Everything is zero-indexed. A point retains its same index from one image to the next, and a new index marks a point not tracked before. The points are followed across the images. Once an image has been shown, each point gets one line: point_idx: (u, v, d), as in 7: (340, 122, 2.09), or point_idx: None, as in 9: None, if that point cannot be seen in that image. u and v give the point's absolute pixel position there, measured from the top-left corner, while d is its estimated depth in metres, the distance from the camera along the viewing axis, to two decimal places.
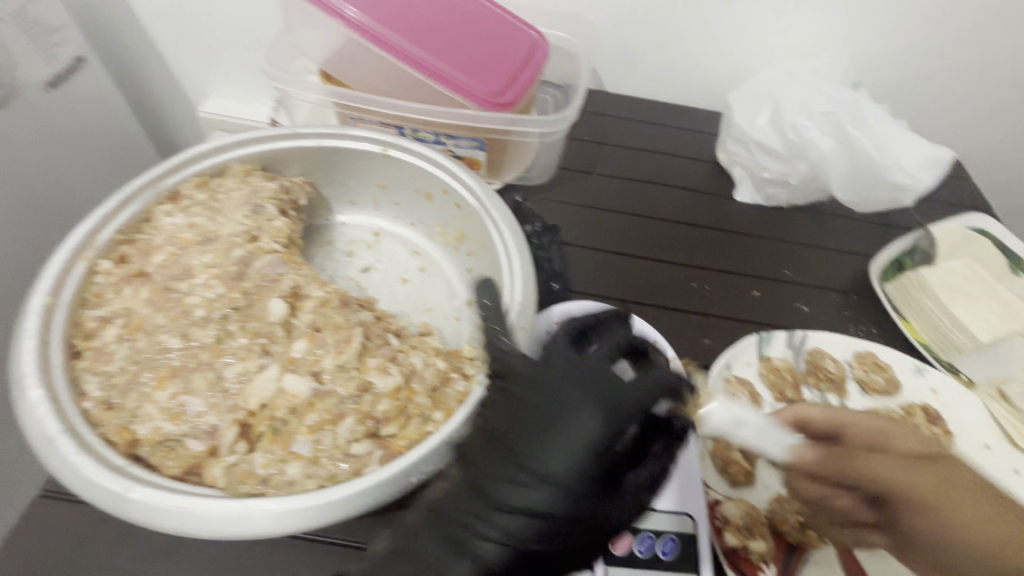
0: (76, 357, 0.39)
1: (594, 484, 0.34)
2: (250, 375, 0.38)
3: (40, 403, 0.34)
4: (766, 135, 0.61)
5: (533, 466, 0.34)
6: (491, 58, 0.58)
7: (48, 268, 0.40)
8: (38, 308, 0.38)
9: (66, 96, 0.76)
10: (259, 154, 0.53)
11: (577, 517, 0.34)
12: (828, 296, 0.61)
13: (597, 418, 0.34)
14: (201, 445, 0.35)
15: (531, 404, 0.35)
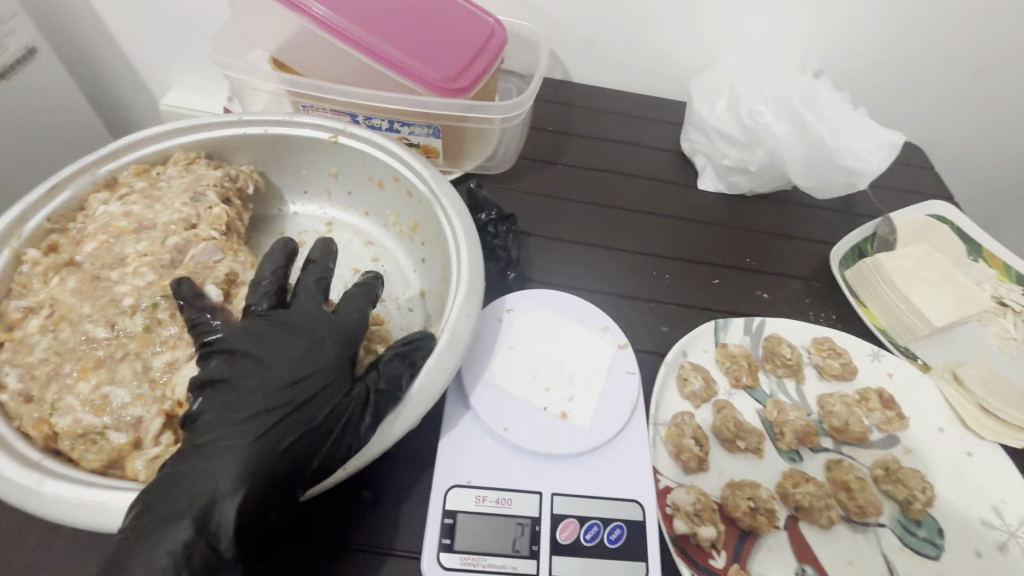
0: None
1: (323, 382, 0.36)
2: (178, 365, 0.38)
3: None
4: (723, 121, 0.62)
5: (263, 372, 0.35)
6: (443, 44, 0.57)
7: None
8: None
9: (19, 87, 0.74)
10: (203, 142, 0.51)
11: (305, 418, 0.34)
12: (789, 283, 0.61)
13: (328, 322, 0.38)
14: (123, 437, 0.35)
15: (274, 322, 0.37)
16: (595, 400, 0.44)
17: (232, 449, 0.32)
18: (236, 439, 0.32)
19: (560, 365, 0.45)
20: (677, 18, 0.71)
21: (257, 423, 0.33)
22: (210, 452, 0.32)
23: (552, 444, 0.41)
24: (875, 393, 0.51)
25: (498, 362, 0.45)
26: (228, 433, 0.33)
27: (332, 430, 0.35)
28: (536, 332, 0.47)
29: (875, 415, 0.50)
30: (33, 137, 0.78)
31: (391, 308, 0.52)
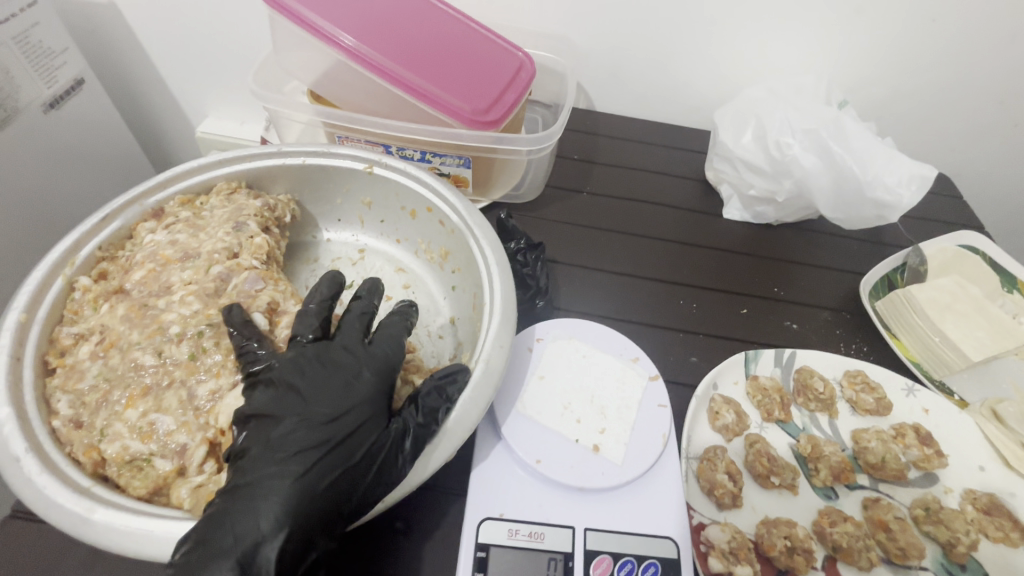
0: (49, 373, 0.39)
1: (361, 423, 0.36)
2: (221, 393, 0.38)
3: (8, 421, 0.34)
4: (750, 153, 0.62)
5: (302, 415, 0.35)
6: (474, 77, 0.59)
7: (25, 285, 0.40)
8: (12, 325, 0.38)
9: (66, 116, 0.78)
10: (244, 172, 0.53)
11: (344, 460, 0.35)
12: (817, 313, 0.60)
13: (365, 364, 0.39)
14: (169, 464, 0.35)
15: (312, 363, 0.38)
16: (627, 433, 0.43)
17: (278, 486, 0.33)
18: (282, 475, 0.33)
19: (592, 397, 0.45)
20: (700, 50, 0.72)
21: (300, 461, 0.34)
22: (257, 487, 0.33)
23: (584, 477, 0.41)
24: (908, 428, 0.50)
25: (529, 394, 0.45)
26: (274, 470, 0.33)
27: (371, 469, 0.35)
28: (566, 362, 0.47)
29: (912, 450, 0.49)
30: (77, 163, 0.81)
31: (422, 335, 0.53)
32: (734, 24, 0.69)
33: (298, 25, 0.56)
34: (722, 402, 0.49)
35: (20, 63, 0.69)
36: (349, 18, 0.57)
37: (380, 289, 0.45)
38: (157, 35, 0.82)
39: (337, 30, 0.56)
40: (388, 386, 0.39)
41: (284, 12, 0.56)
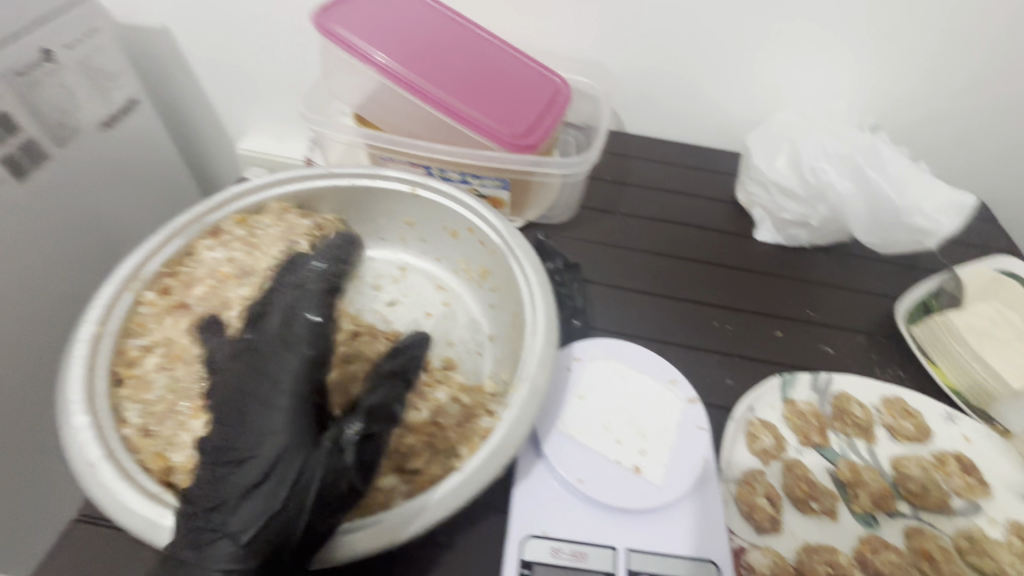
0: (118, 384, 0.41)
1: (292, 444, 0.36)
2: None
3: (84, 429, 0.36)
4: (784, 177, 0.63)
5: (237, 446, 0.36)
6: (512, 101, 0.61)
7: (98, 298, 0.42)
8: (87, 337, 0.40)
9: (120, 134, 0.82)
10: (294, 194, 0.55)
11: (282, 486, 0.34)
12: (852, 338, 0.60)
13: (291, 377, 0.39)
14: None
15: (240, 389, 0.39)
16: (666, 455, 0.44)
17: (218, 535, 0.33)
18: (222, 526, 0.34)
19: (630, 418, 0.46)
20: (729, 75, 0.74)
21: (243, 495, 0.35)
22: (196, 541, 0.33)
23: (624, 497, 0.42)
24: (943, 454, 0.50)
25: (570, 413, 0.46)
26: (212, 520, 0.34)
27: (308, 487, 0.34)
28: (605, 382, 0.48)
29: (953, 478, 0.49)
30: (127, 179, 0.85)
31: (462, 352, 0.54)
32: (763, 49, 0.71)
33: (342, 49, 0.59)
34: (760, 427, 0.50)
35: (81, 84, 0.74)
36: (393, 45, 0.59)
37: (303, 292, 0.45)
38: (206, 57, 0.87)
39: (370, 47, 0.58)
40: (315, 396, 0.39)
41: (332, 40, 0.58)
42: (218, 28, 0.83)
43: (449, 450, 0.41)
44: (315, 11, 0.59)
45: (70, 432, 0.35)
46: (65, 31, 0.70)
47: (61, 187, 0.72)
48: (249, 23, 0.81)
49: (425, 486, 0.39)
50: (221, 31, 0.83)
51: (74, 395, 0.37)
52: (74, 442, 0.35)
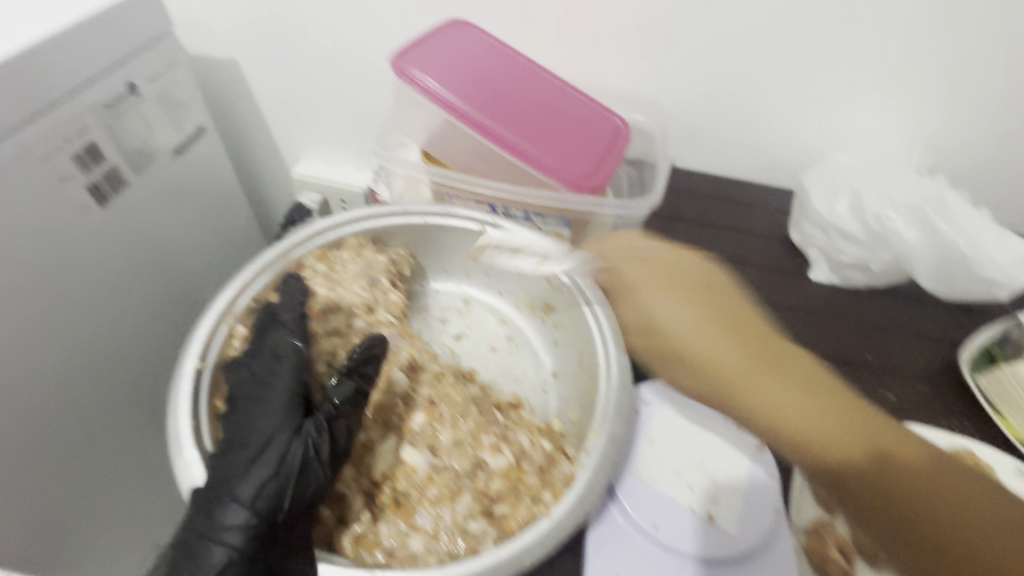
0: (217, 418, 0.46)
1: (282, 429, 0.42)
2: (371, 446, 0.46)
3: (195, 463, 0.41)
4: (847, 223, 0.65)
5: (239, 431, 0.42)
6: (577, 142, 0.63)
7: (198, 334, 0.47)
8: (192, 372, 0.45)
9: (188, 160, 0.85)
10: (370, 231, 0.58)
11: (275, 460, 0.40)
12: (915, 386, 0.60)
13: (285, 376, 0.45)
14: (332, 512, 0.43)
15: (240, 385, 0.44)
16: (740, 503, 0.44)
17: (219, 508, 0.38)
18: (220, 499, 0.39)
19: (701, 463, 0.47)
20: (783, 115, 0.75)
21: (241, 466, 0.40)
22: (200, 515, 0.38)
23: (703, 544, 0.42)
24: (875, 413, 0.42)
25: (643, 458, 0.47)
26: (218, 492, 0.39)
27: (299, 462, 0.40)
28: (676, 428, 0.49)
29: (853, 440, 0.40)
30: (192, 204, 0.88)
31: (527, 389, 0.56)
32: (818, 92, 0.72)
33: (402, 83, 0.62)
34: None
35: (158, 115, 0.78)
36: (460, 84, 0.62)
37: (292, 309, 0.49)
38: (271, 87, 0.91)
39: (422, 74, 0.61)
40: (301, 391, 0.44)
41: (408, 81, 0.61)
42: (284, 61, 0.87)
43: (534, 495, 0.43)
44: (393, 54, 0.62)
45: (182, 463, 0.41)
46: (149, 65, 0.74)
47: (136, 212, 0.76)
48: (315, 57, 0.85)
49: (511, 531, 0.41)
50: (286, 64, 0.87)
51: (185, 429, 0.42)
52: (185, 473, 0.41)
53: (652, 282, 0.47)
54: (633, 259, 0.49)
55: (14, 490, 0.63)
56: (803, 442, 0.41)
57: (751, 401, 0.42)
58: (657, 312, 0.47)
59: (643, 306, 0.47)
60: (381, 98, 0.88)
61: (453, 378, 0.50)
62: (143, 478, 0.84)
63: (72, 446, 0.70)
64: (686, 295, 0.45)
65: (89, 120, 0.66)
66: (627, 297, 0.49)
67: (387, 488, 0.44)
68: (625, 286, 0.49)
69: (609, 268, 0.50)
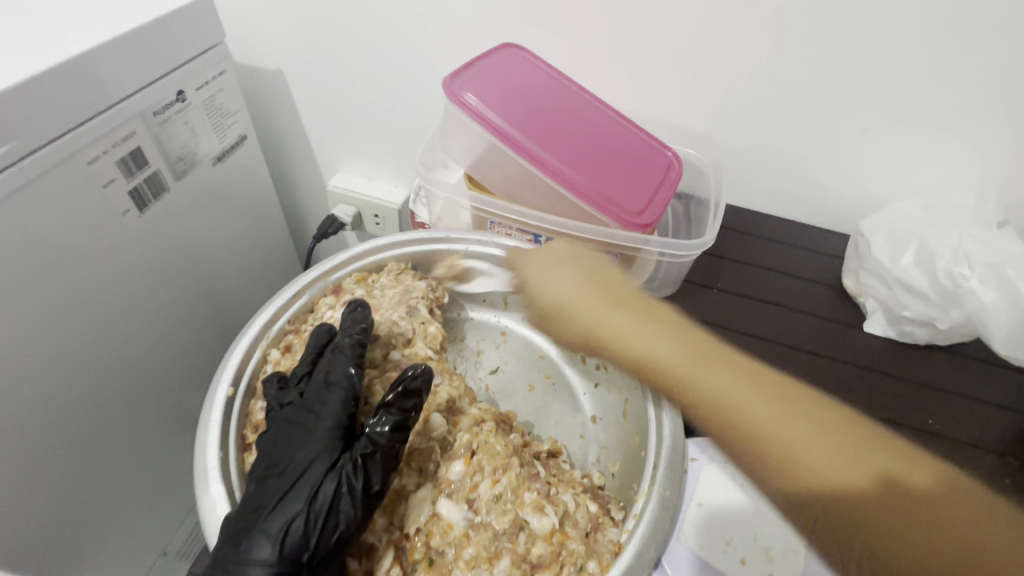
0: (245, 449, 0.44)
1: (320, 461, 0.40)
2: (406, 495, 0.44)
3: (220, 500, 0.39)
4: (911, 276, 0.61)
5: (278, 460, 0.40)
6: (627, 175, 0.60)
7: (233, 357, 0.46)
8: (222, 399, 0.44)
9: (228, 168, 0.85)
10: (411, 255, 0.59)
11: (306, 492, 0.38)
12: (983, 457, 0.55)
13: (331, 405, 0.42)
14: (359, 564, 0.41)
15: (287, 410, 0.43)
16: None
17: (247, 539, 0.37)
18: (249, 530, 0.37)
19: (752, 533, 0.45)
20: (841, 156, 0.72)
21: (273, 496, 0.38)
22: (227, 546, 0.37)
23: None
24: (807, 404, 0.49)
25: (688, 523, 0.46)
26: (250, 521, 0.37)
27: (327, 498, 0.38)
28: (723, 489, 0.47)
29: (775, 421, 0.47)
30: (227, 210, 0.87)
31: (564, 432, 0.56)
32: (882, 134, 0.68)
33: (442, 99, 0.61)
34: None
35: (203, 123, 0.77)
36: (502, 103, 0.60)
37: (351, 330, 0.48)
38: (314, 99, 0.91)
39: (460, 88, 0.59)
40: (346, 421, 0.42)
41: (457, 104, 0.59)
42: (329, 74, 0.87)
43: (579, 564, 0.41)
44: (444, 75, 0.60)
45: (208, 501, 0.39)
46: (198, 74, 0.74)
47: (173, 217, 0.75)
48: (359, 72, 0.85)
49: None
50: (330, 76, 0.87)
51: (211, 461, 0.40)
52: (211, 513, 0.39)
53: (560, 286, 0.56)
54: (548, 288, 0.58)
55: (31, 492, 0.62)
56: (807, 466, 0.45)
57: (710, 395, 0.50)
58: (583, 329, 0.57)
59: (578, 321, 0.57)
60: (423, 116, 0.88)
61: (493, 424, 0.48)
62: (157, 483, 0.82)
63: (89, 450, 0.69)
64: (616, 306, 0.55)
65: (136, 125, 0.66)
66: (562, 313, 0.58)
67: (419, 542, 0.43)
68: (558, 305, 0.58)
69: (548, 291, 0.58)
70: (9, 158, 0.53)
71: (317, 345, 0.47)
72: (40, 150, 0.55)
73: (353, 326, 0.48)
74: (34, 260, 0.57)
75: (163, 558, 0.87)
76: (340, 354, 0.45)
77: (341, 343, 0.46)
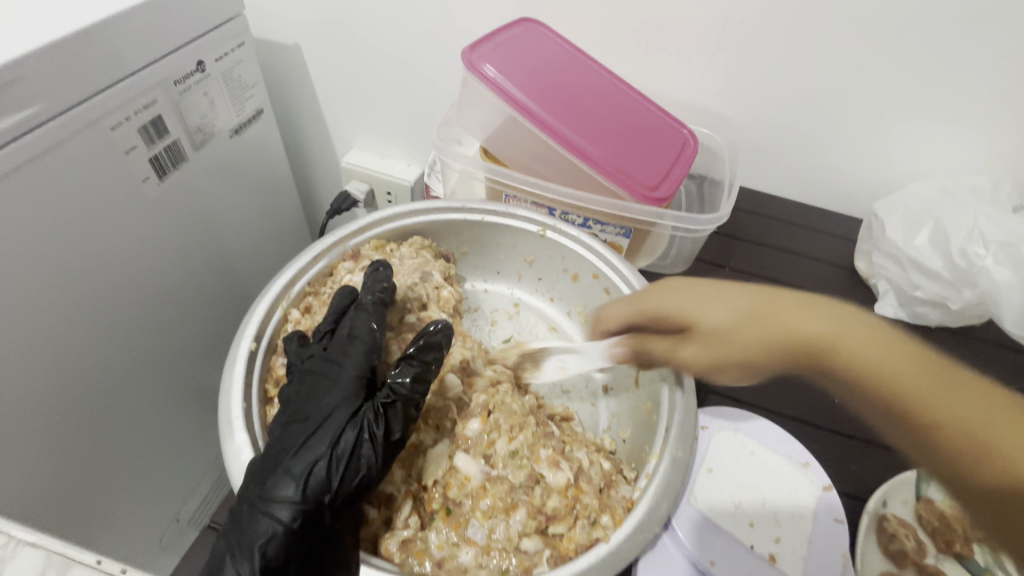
0: (267, 403, 0.45)
1: (343, 408, 0.41)
2: (425, 449, 0.46)
3: (244, 449, 0.40)
4: (925, 255, 0.62)
5: (302, 408, 0.41)
6: (644, 150, 0.61)
7: (255, 314, 0.47)
8: (245, 353, 0.45)
9: (244, 141, 0.86)
10: (428, 224, 0.59)
11: (329, 437, 0.39)
12: None
13: (355, 358, 0.43)
14: (377, 512, 0.43)
15: (310, 362, 0.44)
16: (803, 546, 0.43)
17: (271, 478, 0.38)
18: (274, 469, 0.38)
19: (761, 497, 0.46)
20: (858, 139, 0.71)
21: (298, 440, 0.40)
22: (253, 484, 0.38)
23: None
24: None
25: (699, 487, 0.46)
26: (274, 464, 0.38)
27: (350, 442, 0.39)
28: (732, 455, 0.48)
29: None
30: (242, 184, 0.88)
31: (576, 401, 0.57)
32: (901, 116, 0.68)
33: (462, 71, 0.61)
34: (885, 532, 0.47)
35: (221, 94, 0.78)
36: (522, 76, 0.60)
37: (372, 288, 0.49)
38: (330, 75, 0.91)
39: (481, 61, 0.59)
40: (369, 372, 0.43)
41: (477, 75, 0.59)
42: (344, 49, 0.86)
43: (592, 518, 0.41)
44: (464, 47, 0.60)
45: (233, 448, 0.40)
46: (217, 45, 0.75)
47: (190, 188, 0.76)
48: (374, 47, 0.85)
49: (567, 553, 0.40)
50: (347, 52, 0.87)
51: (236, 411, 0.42)
52: (236, 459, 0.40)
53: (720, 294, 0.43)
54: (672, 306, 0.44)
55: (52, 450, 0.64)
56: None
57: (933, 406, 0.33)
58: (733, 347, 0.41)
59: (725, 334, 0.41)
60: (436, 91, 0.88)
61: (508, 386, 0.50)
62: (170, 450, 0.84)
63: (107, 413, 0.70)
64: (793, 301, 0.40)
65: (156, 94, 0.67)
66: (700, 323, 0.43)
67: (436, 493, 0.44)
68: (696, 317, 0.43)
69: (678, 307, 0.44)
70: (34, 120, 0.54)
71: (339, 303, 0.48)
72: (66, 114, 0.56)
73: (373, 285, 0.49)
74: (60, 222, 0.59)
75: (175, 524, 0.89)
76: (365, 311, 0.46)
77: (364, 302, 0.48)
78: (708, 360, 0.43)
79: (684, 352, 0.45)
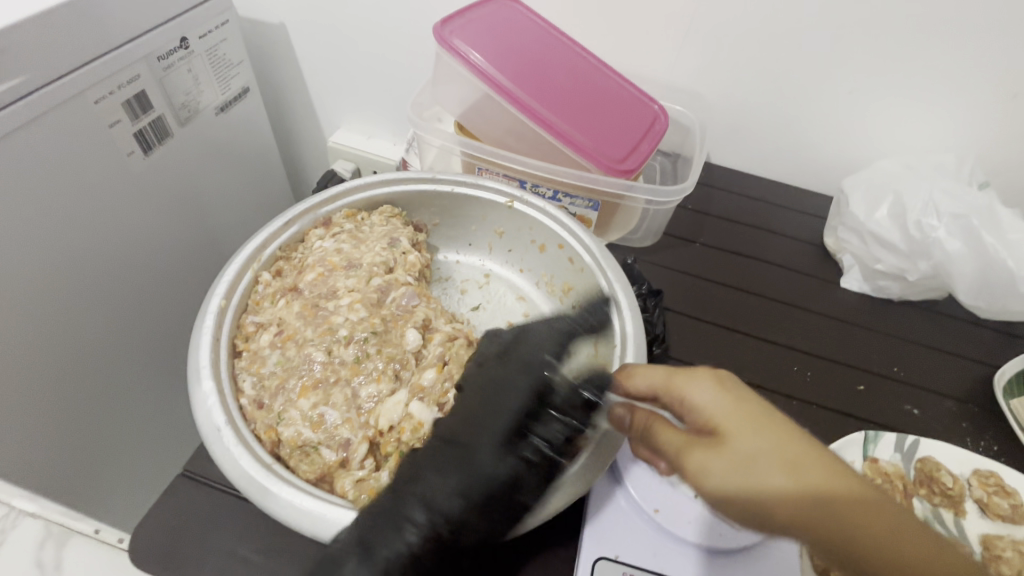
0: (236, 356, 0.48)
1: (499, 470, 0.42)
2: (382, 397, 0.46)
3: (211, 395, 0.43)
4: (885, 229, 0.64)
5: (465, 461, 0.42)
6: (615, 125, 0.62)
7: (226, 273, 0.50)
8: (215, 309, 0.48)
9: (230, 119, 0.87)
10: (398, 194, 0.61)
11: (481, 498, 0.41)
12: (942, 402, 0.58)
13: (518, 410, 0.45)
14: (334, 455, 0.43)
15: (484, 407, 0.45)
16: None
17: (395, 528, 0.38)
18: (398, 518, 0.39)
19: None
20: (828, 116, 0.73)
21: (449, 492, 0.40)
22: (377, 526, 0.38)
23: (705, 534, 0.45)
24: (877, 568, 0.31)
25: None
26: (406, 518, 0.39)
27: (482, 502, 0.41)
28: None
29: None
30: (229, 161, 0.90)
31: None
32: (869, 93, 0.69)
33: (438, 46, 0.61)
34: None
35: (206, 72, 0.79)
36: (497, 54, 0.61)
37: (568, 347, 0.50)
38: (315, 54, 0.93)
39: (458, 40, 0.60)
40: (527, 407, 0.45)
41: (451, 52, 0.60)
42: (328, 27, 0.88)
43: None
44: (437, 22, 0.61)
45: (199, 394, 0.43)
46: (201, 23, 0.76)
47: (176, 164, 0.78)
48: (358, 26, 0.86)
49: None
50: (330, 31, 0.88)
51: (205, 362, 0.45)
52: (201, 404, 0.42)
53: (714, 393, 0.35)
54: (708, 397, 0.35)
55: (49, 415, 0.67)
56: None
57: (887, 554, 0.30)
58: (773, 473, 0.31)
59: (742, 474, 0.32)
60: (419, 70, 0.89)
61: (465, 341, 0.51)
62: (163, 419, 0.87)
63: (97, 380, 0.73)
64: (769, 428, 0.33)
65: (140, 68, 0.68)
66: (733, 426, 0.33)
67: (391, 438, 0.44)
68: (729, 425, 0.34)
69: (715, 402, 0.34)
70: (18, 93, 0.55)
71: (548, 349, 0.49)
72: (50, 86, 0.58)
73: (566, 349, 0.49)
74: (46, 194, 0.60)
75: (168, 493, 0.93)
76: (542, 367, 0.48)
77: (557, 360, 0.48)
78: (733, 484, 0.32)
79: (712, 464, 0.33)
